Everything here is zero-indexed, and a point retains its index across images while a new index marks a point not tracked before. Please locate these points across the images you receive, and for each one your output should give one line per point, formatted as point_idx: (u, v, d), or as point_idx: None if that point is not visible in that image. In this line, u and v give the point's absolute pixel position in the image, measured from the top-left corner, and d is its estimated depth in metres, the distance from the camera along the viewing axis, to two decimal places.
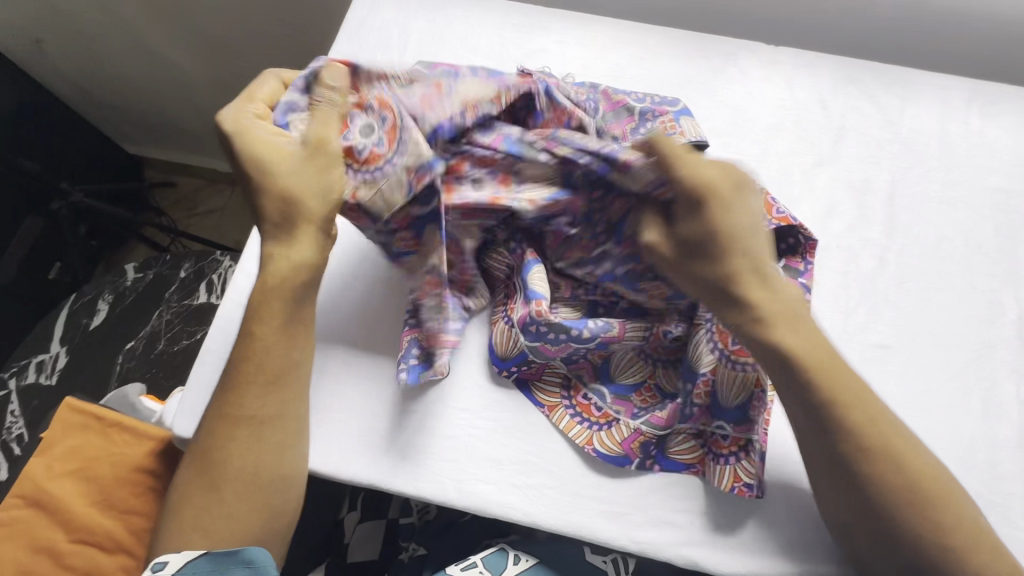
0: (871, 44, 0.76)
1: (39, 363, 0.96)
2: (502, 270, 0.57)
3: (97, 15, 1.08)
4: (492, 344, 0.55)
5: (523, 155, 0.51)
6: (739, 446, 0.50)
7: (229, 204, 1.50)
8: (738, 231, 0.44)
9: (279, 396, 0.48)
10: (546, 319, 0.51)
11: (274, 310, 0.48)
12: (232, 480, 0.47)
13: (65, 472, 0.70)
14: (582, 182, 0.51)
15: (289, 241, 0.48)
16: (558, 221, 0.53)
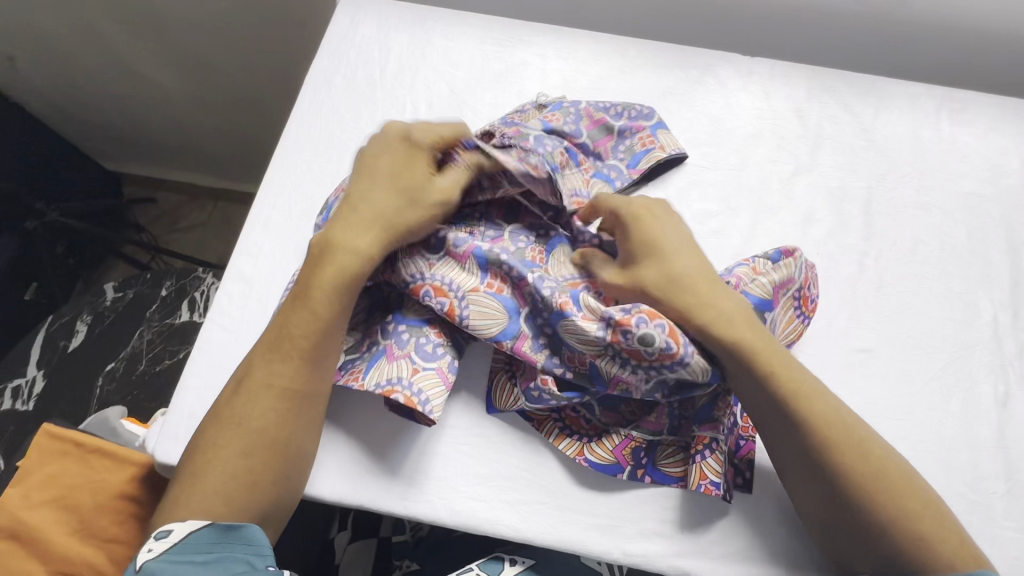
0: (843, 55, 0.78)
1: (15, 389, 0.94)
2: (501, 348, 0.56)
3: (70, 31, 1.07)
4: (491, 395, 0.54)
5: (490, 267, 0.53)
6: (704, 445, 0.51)
7: (211, 219, 1.48)
8: (664, 247, 0.50)
9: (322, 372, 0.49)
10: (550, 388, 0.51)
11: (328, 290, 0.49)
12: (262, 445, 0.46)
13: (41, 501, 0.67)
14: (533, 313, 0.52)
15: (364, 232, 0.50)
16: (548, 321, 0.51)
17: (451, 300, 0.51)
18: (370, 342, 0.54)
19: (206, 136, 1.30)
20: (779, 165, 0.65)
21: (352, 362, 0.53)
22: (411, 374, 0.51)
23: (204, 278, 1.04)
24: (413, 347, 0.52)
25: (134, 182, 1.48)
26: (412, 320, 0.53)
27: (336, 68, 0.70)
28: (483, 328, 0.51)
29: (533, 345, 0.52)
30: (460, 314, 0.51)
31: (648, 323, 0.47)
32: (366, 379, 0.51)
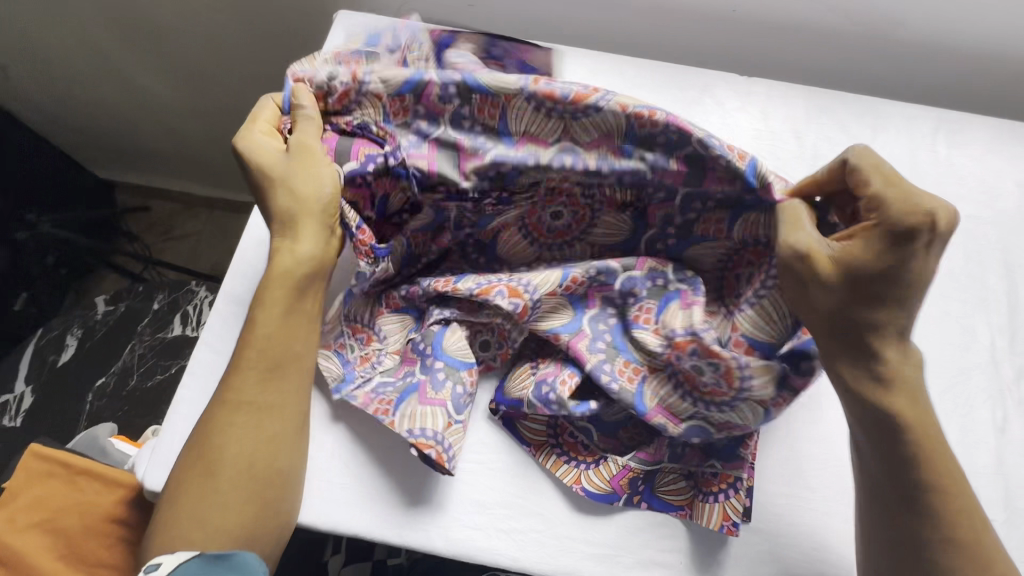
0: (840, 75, 0.78)
1: (3, 404, 0.93)
2: (527, 351, 0.55)
3: (64, 42, 1.06)
4: (504, 381, 0.54)
5: (569, 275, 0.51)
6: (729, 484, 0.50)
7: (205, 228, 1.46)
8: (911, 275, 0.40)
9: (281, 385, 0.48)
10: (562, 401, 0.50)
11: (276, 298, 0.49)
12: (229, 466, 0.46)
13: (28, 524, 0.66)
14: (596, 318, 0.53)
15: (294, 237, 0.50)
16: (604, 332, 0.53)
17: (525, 301, 0.50)
18: (406, 370, 0.53)
19: (202, 146, 1.29)
20: None
21: (383, 387, 0.52)
22: (445, 428, 0.50)
23: (197, 291, 1.03)
24: (449, 394, 0.51)
25: (126, 191, 1.47)
26: (452, 358, 0.52)
27: None
28: (545, 320, 0.53)
29: (590, 346, 0.52)
30: (529, 315, 0.51)
31: (701, 358, 0.48)
32: (398, 416, 0.50)
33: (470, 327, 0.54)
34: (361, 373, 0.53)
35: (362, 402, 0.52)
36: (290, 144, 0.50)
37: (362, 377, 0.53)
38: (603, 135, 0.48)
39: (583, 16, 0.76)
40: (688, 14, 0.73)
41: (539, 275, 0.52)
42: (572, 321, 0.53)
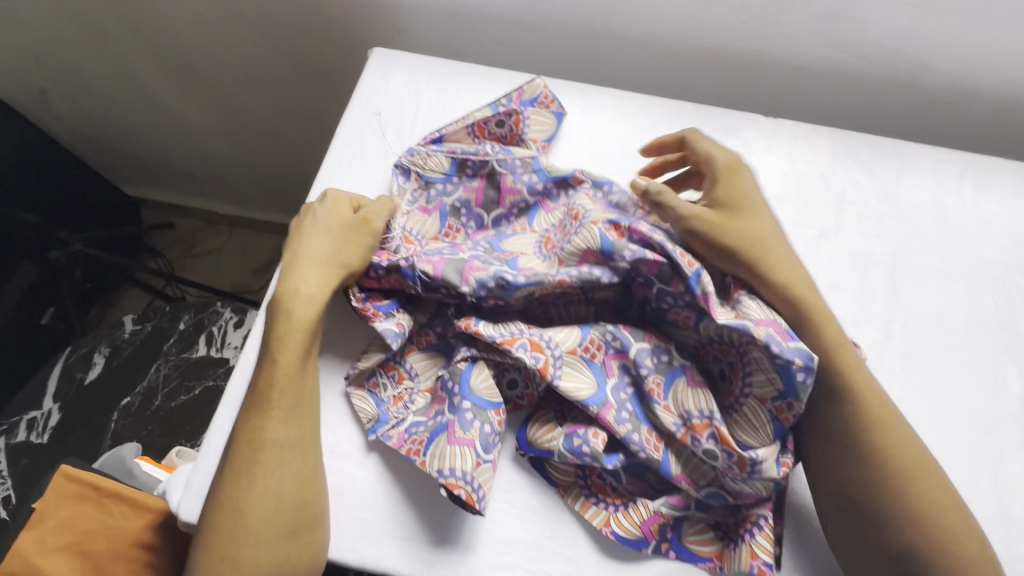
0: (863, 117, 0.79)
1: (30, 421, 0.94)
2: (553, 412, 0.55)
3: (103, 69, 1.10)
4: (527, 427, 0.54)
5: (593, 331, 0.55)
6: (754, 521, 0.50)
7: (227, 245, 1.49)
8: (745, 198, 0.56)
9: (300, 420, 0.50)
10: (596, 451, 0.51)
11: (290, 344, 0.51)
12: (257, 505, 0.46)
13: (56, 547, 0.67)
14: (614, 388, 0.54)
15: (308, 279, 0.53)
16: (626, 400, 0.54)
17: (546, 357, 0.52)
18: (437, 409, 0.54)
19: (229, 168, 1.32)
20: (803, 228, 0.66)
21: (416, 427, 0.53)
22: (474, 468, 0.50)
23: (223, 312, 1.05)
24: (478, 433, 0.51)
25: (153, 208, 1.50)
26: (479, 397, 0.52)
27: (367, 122, 0.72)
28: (572, 390, 0.52)
29: (617, 415, 0.52)
30: (553, 373, 0.52)
31: (716, 443, 0.49)
32: (429, 457, 0.51)
33: (494, 366, 0.55)
34: (395, 414, 0.54)
35: (396, 442, 0.53)
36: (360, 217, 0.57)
37: (397, 418, 0.54)
38: (584, 252, 0.56)
39: (611, 56, 0.78)
40: (714, 55, 0.75)
41: (562, 333, 0.55)
42: (594, 390, 0.53)
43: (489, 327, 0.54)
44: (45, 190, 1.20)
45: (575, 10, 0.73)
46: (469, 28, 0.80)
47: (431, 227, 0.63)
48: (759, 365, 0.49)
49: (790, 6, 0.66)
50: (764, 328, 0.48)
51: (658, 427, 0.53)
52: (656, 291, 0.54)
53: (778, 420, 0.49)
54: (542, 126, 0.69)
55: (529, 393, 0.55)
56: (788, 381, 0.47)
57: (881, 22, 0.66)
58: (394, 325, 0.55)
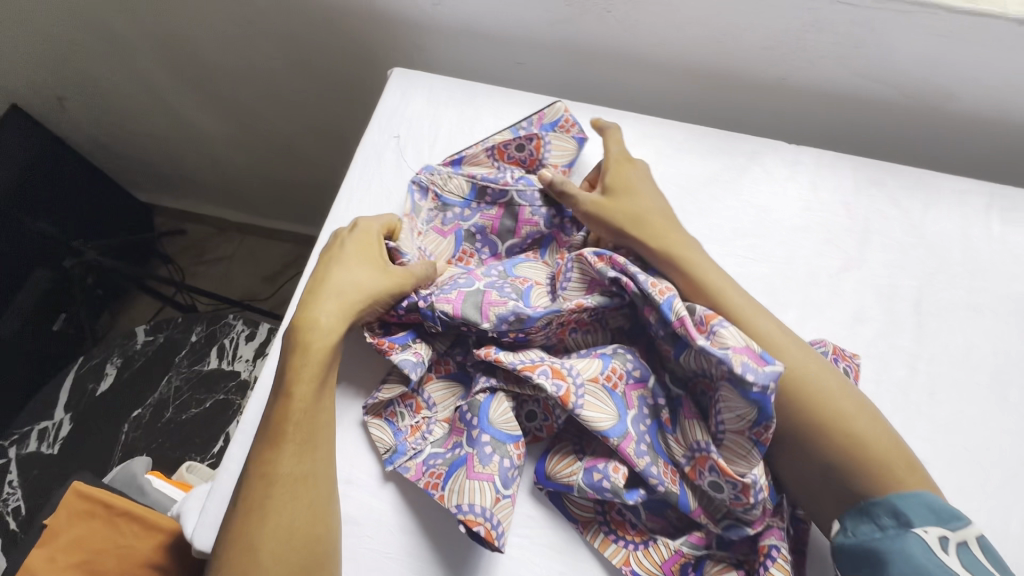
0: (885, 143, 0.78)
1: (42, 431, 0.95)
2: (571, 444, 0.54)
3: (120, 79, 1.10)
4: (544, 461, 0.53)
5: (613, 359, 0.53)
6: (767, 553, 0.48)
7: (238, 253, 1.49)
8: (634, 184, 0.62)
9: (314, 453, 0.49)
10: (615, 483, 0.50)
11: (306, 376, 0.50)
12: (269, 540, 0.45)
13: (67, 566, 0.66)
14: (633, 419, 0.52)
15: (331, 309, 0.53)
16: (642, 430, 0.52)
17: (568, 385, 0.51)
18: (454, 440, 0.53)
19: (242, 177, 1.32)
20: (826, 258, 0.65)
21: (434, 459, 0.53)
22: (493, 504, 0.49)
23: (234, 325, 1.04)
24: (497, 467, 0.50)
25: (166, 215, 1.51)
26: (498, 431, 0.52)
27: (385, 144, 0.71)
28: (594, 420, 0.50)
29: (637, 448, 0.50)
30: (574, 402, 0.50)
31: (720, 476, 0.48)
32: (447, 491, 0.50)
33: (514, 398, 0.54)
34: (413, 444, 0.54)
35: (414, 474, 0.52)
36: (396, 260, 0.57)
37: (414, 449, 0.54)
38: (589, 283, 0.56)
39: (631, 79, 0.78)
40: (736, 81, 0.74)
41: (584, 361, 0.53)
42: (614, 419, 0.51)
43: (508, 355, 0.53)
44: (60, 197, 1.20)
45: (596, 34, 0.73)
46: (488, 49, 0.80)
47: (445, 251, 0.64)
48: (732, 395, 0.46)
49: (816, 35, 0.66)
50: (739, 355, 0.45)
51: (676, 461, 0.51)
52: (654, 320, 0.52)
53: (762, 445, 0.47)
54: (565, 152, 0.68)
55: (548, 424, 0.54)
56: (764, 409, 0.45)
57: (908, 52, 0.65)
58: (412, 355, 0.55)
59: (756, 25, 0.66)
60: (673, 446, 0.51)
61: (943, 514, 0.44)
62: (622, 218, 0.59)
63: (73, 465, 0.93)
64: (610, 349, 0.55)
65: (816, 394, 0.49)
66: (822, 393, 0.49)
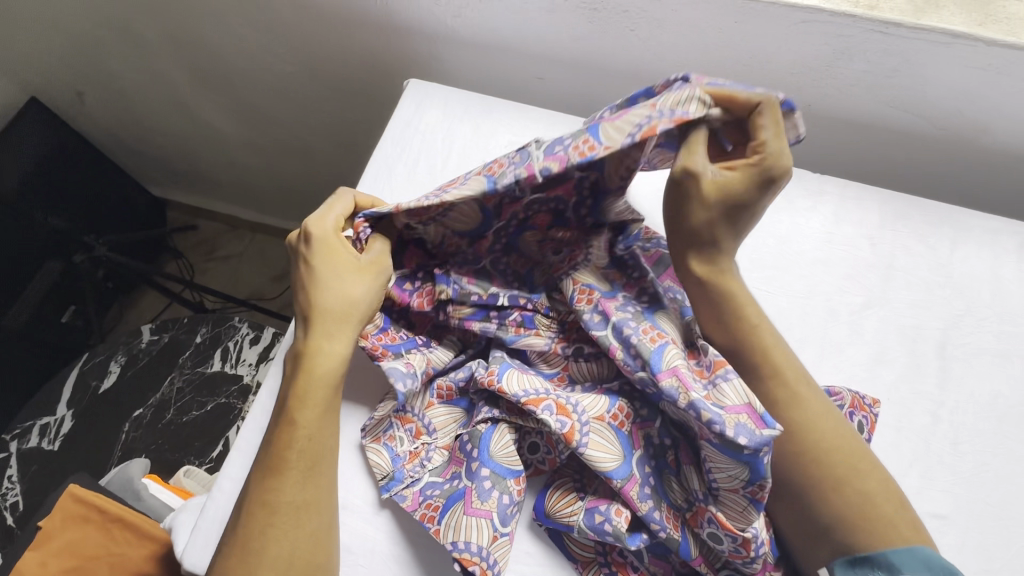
0: (911, 176, 0.76)
1: (43, 427, 0.94)
2: (571, 481, 0.51)
3: (137, 76, 1.10)
4: (544, 497, 0.51)
5: (620, 399, 0.52)
6: None
7: (248, 251, 1.48)
8: (743, 206, 0.49)
9: (316, 480, 0.48)
10: (620, 526, 0.48)
11: (314, 400, 0.49)
12: (269, 568, 0.45)
13: (58, 570, 0.66)
14: (641, 459, 0.50)
15: (331, 334, 0.50)
16: (647, 474, 0.49)
17: (573, 422, 0.49)
18: (454, 470, 0.52)
19: (255, 177, 1.32)
20: (848, 295, 0.62)
21: (431, 489, 0.51)
22: (490, 542, 0.48)
23: (239, 328, 1.03)
24: (495, 504, 0.49)
25: (178, 211, 1.51)
26: (498, 465, 0.50)
27: (398, 156, 0.70)
28: (596, 460, 0.48)
29: (641, 491, 0.48)
30: (578, 440, 0.48)
31: (718, 528, 0.46)
32: (443, 526, 0.49)
33: (516, 430, 0.52)
34: (410, 472, 0.52)
35: (410, 504, 0.51)
36: (370, 254, 0.54)
37: (412, 477, 0.52)
38: None
39: None
40: None
41: (592, 398, 0.51)
42: (621, 459, 0.49)
43: (513, 383, 0.51)
44: (72, 191, 1.20)
45: (618, 53, 0.71)
46: (507, 63, 0.79)
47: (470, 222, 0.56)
48: (718, 455, 0.45)
49: (847, 62, 0.63)
50: (736, 416, 0.44)
51: (676, 505, 0.49)
52: (639, 376, 0.49)
53: (758, 502, 0.45)
54: (679, 96, 0.46)
55: (549, 458, 0.52)
56: (756, 469, 0.43)
57: (944, 83, 0.63)
58: (402, 364, 0.53)
59: (786, 49, 0.64)
60: (678, 492, 0.49)
61: (936, 568, 0.43)
62: (699, 224, 0.50)
63: (73, 462, 0.93)
64: (615, 386, 0.53)
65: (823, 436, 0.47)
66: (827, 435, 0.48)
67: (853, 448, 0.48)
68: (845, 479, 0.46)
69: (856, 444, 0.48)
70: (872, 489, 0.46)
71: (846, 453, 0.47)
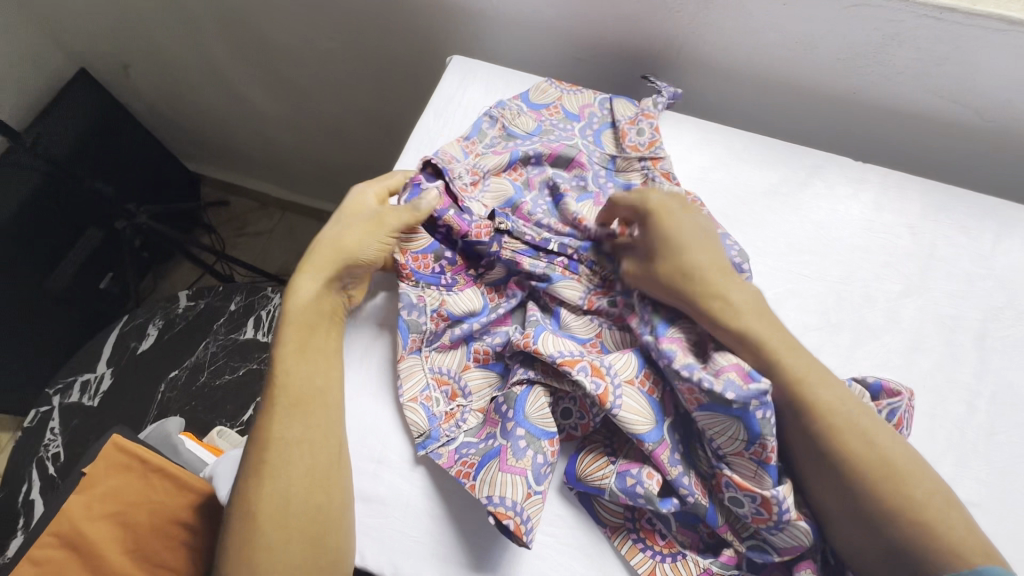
0: (952, 169, 0.75)
1: (84, 382, 0.99)
2: (603, 445, 0.53)
3: (181, 51, 1.13)
4: (574, 462, 0.52)
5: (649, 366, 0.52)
6: None
7: (277, 228, 1.52)
8: (676, 238, 0.54)
9: (306, 419, 0.50)
10: (649, 488, 0.48)
11: (292, 334, 0.53)
12: (265, 505, 0.46)
13: (103, 514, 0.69)
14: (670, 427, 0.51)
15: (311, 273, 0.55)
16: (674, 439, 0.51)
17: (607, 385, 0.50)
18: (488, 431, 0.53)
19: (289, 155, 1.35)
20: (886, 283, 0.62)
21: (466, 448, 0.53)
22: (524, 498, 0.49)
23: (271, 298, 1.06)
24: (530, 462, 0.50)
25: (212, 185, 1.55)
26: (533, 425, 0.51)
27: (440, 130, 0.72)
28: (631, 422, 0.49)
29: (670, 457, 0.49)
30: (612, 402, 0.49)
31: (737, 490, 0.47)
32: (479, 481, 0.50)
33: (552, 393, 0.54)
34: (446, 432, 0.53)
35: (446, 462, 0.52)
36: (378, 212, 0.57)
37: (448, 436, 0.53)
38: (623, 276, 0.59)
39: (693, 82, 0.76)
40: (803, 91, 0.72)
41: (620, 360, 0.52)
42: (654, 423, 0.50)
43: (547, 346, 0.52)
44: (114, 160, 1.24)
45: (660, 35, 0.71)
46: (549, 43, 0.80)
47: (501, 193, 0.63)
48: (713, 419, 0.46)
49: (896, 48, 0.63)
50: (725, 373, 0.45)
51: (703, 473, 0.50)
52: (645, 339, 0.52)
53: (768, 464, 0.46)
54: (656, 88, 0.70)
55: (581, 422, 0.54)
56: (750, 426, 0.45)
57: (994, 73, 0.62)
58: (415, 296, 0.57)
59: (832, 34, 0.64)
60: (703, 461, 0.50)
61: None
62: (675, 277, 0.52)
63: (111, 418, 0.97)
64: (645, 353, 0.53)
65: (870, 448, 0.45)
66: (877, 447, 0.45)
67: (882, 457, 0.45)
68: (865, 462, 0.45)
69: (887, 453, 0.45)
70: (920, 500, 0.44)
71: (881, 465, 0.45)
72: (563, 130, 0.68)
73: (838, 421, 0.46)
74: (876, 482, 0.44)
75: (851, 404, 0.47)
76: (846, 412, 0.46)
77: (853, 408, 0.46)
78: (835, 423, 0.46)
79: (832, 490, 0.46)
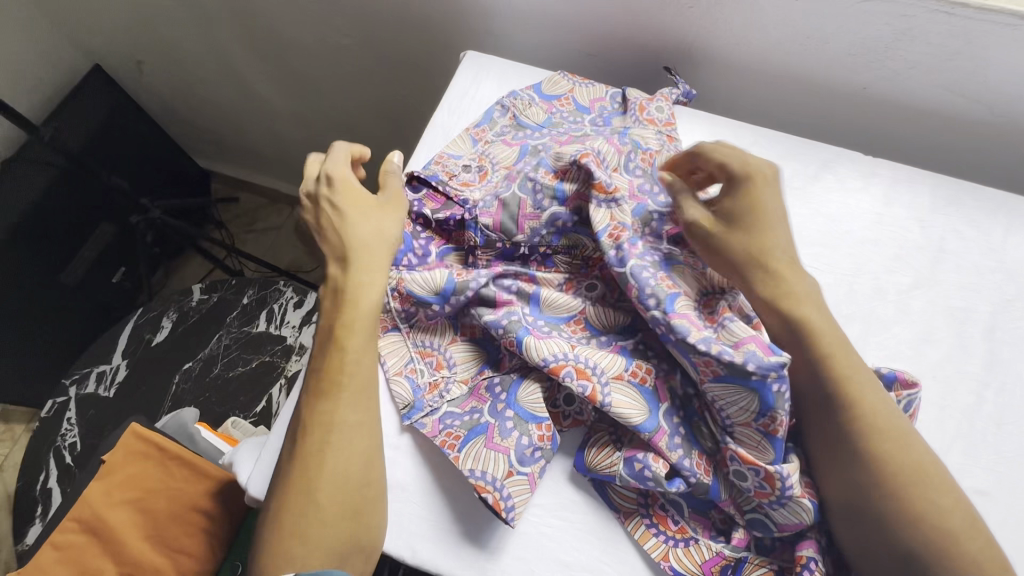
0: (960, 163, 0.76)
1: (100, 373, 1.00)
2: (605, 431, 0.54)
3: (194, 47, 1.14)
4: (584, 452, 0.53)
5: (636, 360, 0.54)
6: (802, 564, 0.47)
7: (287, 223, 1.53)
8: (768, 212, 0.53)
9: (369, 404, 0.51)
10: (656, 470, 0.49)
11: (360, 329, 0.52)
12: (327, 483, 0.47)
13: (123, 500, 0.70)
14: (666, 413, 0.52)
15: (372, 271, 0.54)
16: (672, 421, 0.52)
17: (593, 385, 0.51)
18: (473, 405, 0.55)
19: (301, 151, 1.36)
20: (896, 275, 0.63)
21: (451, 419, 0.54)
22: (504, 476, 0.51)
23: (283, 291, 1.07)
24: (514, 442, 0.52)
25: (222, 182, 1.56)
26: (522, 409, 0.54)
27: (453, 124, 0.73)
28: (624, 416, 0.50)
29: (670, 441, 0.50)
30: (602, 401, 0.51)
31: (741, 464, 0.48)
32: (463, 453, 0.52)
33: (546, 384, 0.55)
34: (429, 402, 0.55)
35: (430, 431, 0.54)
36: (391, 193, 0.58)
37: (431, 405, 0.55)
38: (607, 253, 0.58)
39: (704, 78, 0.77)
40: (813, 86, 0.73)
41: (607, 357, 0.53)
42: (647, 411, 0.51)
43: (537, 354, 0.52)
44: (127, 155, 1.26)
45: (673, 31, 0.72)
46: (561, 39, 0.80)
47: (509, 158, 0.65)
48: (728, 390, 0.47)
49: (908, 44, 0.63)
50: (746, 346, 0.47)
51: (707, 450, 0.51)
52: (652, 314, 0.50)
53: (773, 436, 0.47)
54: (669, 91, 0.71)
55: (580, 410, 0.55)
56: (765, 398, 0.46)
57: (1006, 68, 0.62)
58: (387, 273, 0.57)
59: (844, 30, 0.64)
60: (704, 441, 0.52)
61: None
62: (747, 255, 0.51)
63: (126, 408, 0.98)
64: (630, 345, 0.55)
65: (901, 456, 0.46)
66: (907, 454, 0.46)
67: (915, 465, 0.46)
68: (894, 468, 0.46)
69: (920, 461, 0.46)
70: (946, 509, 0.45)
71: (914, 473, 0.46)
72: (572, 118, 0.70)
73: (876, 426, 0.47)
74: (901, 489, 0.45)
75: (891, 411, 0.48)
76: (886, 416, 0.47)
77: (893, 414, 0.47)
78: (873, 423, 0.47)
79: (853, 494, 0.47)
